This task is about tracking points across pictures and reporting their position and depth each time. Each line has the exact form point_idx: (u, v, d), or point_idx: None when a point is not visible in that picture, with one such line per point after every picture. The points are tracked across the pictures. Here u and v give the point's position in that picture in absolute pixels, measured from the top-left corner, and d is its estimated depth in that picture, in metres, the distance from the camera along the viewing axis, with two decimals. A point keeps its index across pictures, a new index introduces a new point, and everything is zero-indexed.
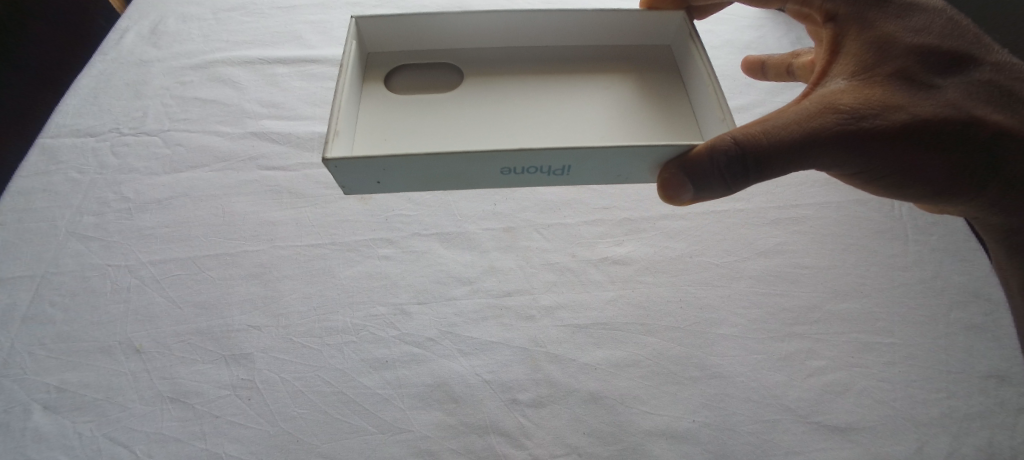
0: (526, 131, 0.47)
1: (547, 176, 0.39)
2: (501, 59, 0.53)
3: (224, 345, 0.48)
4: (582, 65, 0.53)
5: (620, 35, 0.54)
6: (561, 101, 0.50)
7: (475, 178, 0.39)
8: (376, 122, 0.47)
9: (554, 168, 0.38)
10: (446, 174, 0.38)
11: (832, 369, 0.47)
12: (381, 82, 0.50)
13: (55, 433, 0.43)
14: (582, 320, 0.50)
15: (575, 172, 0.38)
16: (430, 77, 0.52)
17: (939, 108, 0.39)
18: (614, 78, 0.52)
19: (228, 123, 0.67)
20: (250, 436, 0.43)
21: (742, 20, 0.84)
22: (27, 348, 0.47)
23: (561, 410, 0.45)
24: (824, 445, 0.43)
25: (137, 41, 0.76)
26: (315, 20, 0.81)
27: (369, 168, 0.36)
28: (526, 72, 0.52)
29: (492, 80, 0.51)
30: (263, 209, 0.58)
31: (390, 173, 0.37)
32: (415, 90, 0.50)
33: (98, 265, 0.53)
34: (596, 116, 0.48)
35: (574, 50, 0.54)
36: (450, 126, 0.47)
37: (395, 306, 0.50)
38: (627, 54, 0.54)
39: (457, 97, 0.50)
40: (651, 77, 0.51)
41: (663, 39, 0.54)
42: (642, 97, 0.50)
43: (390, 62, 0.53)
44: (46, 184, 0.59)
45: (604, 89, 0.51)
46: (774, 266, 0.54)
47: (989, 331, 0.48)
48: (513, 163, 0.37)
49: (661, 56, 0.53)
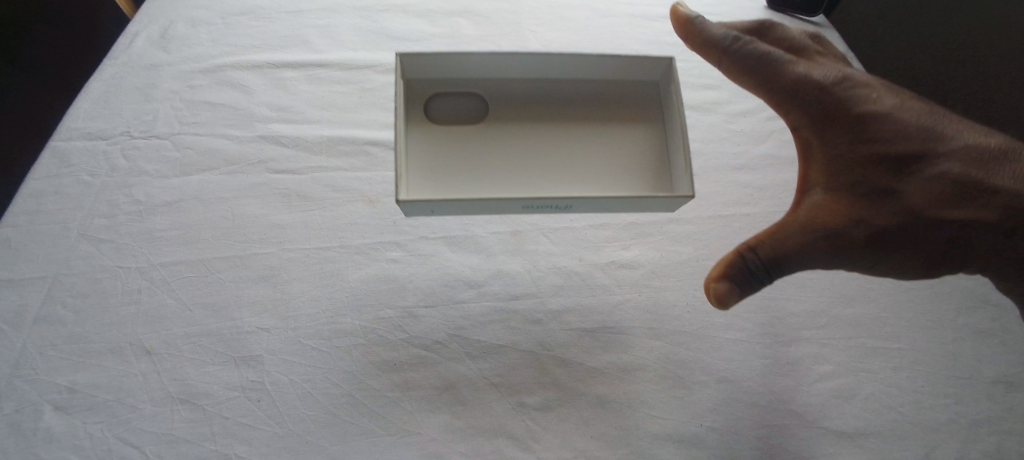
0: (557, 170, 0.49)
1: (555, 211, 0.44)
2: (526, 101, 0.53)
3: (233, 347, 0.48)
4: (584, 103, 0.53)
5: (613, 71, 0.53)
6: (580, 153, 0.50)
7: (505, 212, 0.43)
8: (417, 164, 0.47)
9: (563, 206, 0.43)
10: (487, 210, 0.43)
11: (839, 374, 0.47)
12: (417, 118, 0.50)
13: (67, 434, 0.44)
14: (589, 323, 0.50)
15: (577, 209, 0.44)
16: (463, 114, 0.51)
17: (987, 155, 0.39)
18: (620, 121, 0.52)
19: (236, 126, 0.67)
20: (260, 437, 0.43)
21: (749, 22, 0.85)
22: (39, 349, 0.48)
23: (569, 413, 0.45)
24: (832, 450, 0.43)
25: (147, 45, 0.77)
26: (321, 24, 0.81)
27: (433, 206, 0.41)
28: (550, 116, 0.52)
29: (518, 127, 0.51)
30: (271, 211, 0.58)
31: (444, 208, 0.42)
32: (449, 130, 0.49)
33: (109, 267, 0.53)
34: (613, 154, 0.50)
35: (577, 84, 0.54)
36: (484, 164, 0.48)
37: (403, 309, 0.51)
38: (626, 92, 0.53)
39: (488, 146, 0.49)
40: (638, 119, 0.52)
41: (650, 76, 0.53)
42: (632, 142, 0.51)
43: (424, 93, 0.51)
44: (57, 187, 0.59)
45: (614, 136, 0.51)
46: (781, 271, 0.54)
47: (997, 336, 0.49)
48: (540, 203, 0.41)
49: (648, 96, 0.53)
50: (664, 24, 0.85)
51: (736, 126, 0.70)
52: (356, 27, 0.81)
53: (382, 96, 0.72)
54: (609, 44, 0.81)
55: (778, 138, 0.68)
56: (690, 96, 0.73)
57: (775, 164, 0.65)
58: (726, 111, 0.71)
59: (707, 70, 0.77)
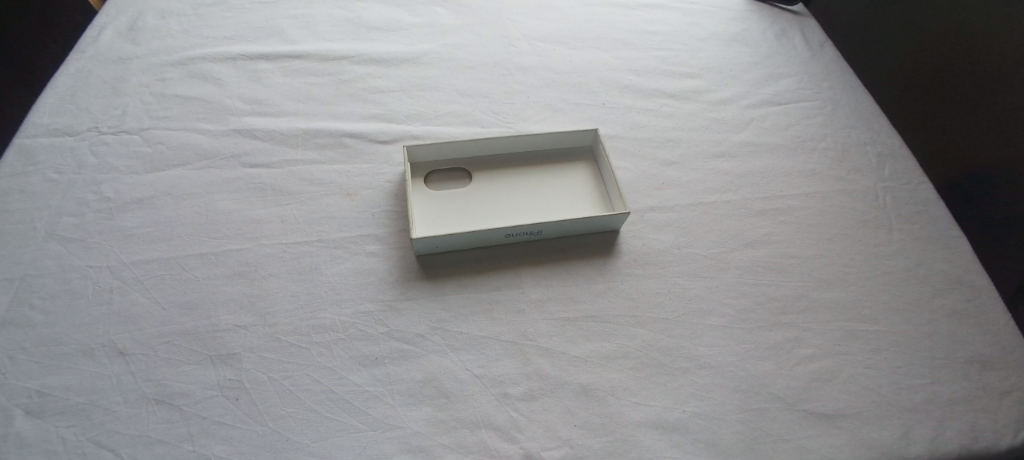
0: (537, 212, 0.56)
1: (530, 239, 0.54)
2: (501, 165, 0.61)
3: (209, 346, 0.47)
4: (540, 164, 0.61)
5: (556, 140, 0.61)
6: (551, 195, 0.57)
7: (499, 254, 0.54)
8: (422, 230, 0.53)
9: (532, 231, 0.53)
10: (480, 242, 0.53)
11: (818, 357, 0.48)
12: (419, 182, 0.58)
13: (37, 439, 0.42)
14: (572, 313, 0.50)
15: (547, 233, 0.54)
16: (456, 177, 0.59)
17: None
18: (576, 171, 0.60)
19: (210, 120, 0.65)
20: (238, 437, 0.42)
21: (727, 13, 0.87)
22: (5, 352, 0.46)
23: (553, 403, 0.44)
24: (812, 432, 0.44)
25: (115, 37, 0.74)
26: (297, 14, 0.80)
27: (445, 241, 0.51)
28: (522, 171, 0.60)
29: (498, 181, 0.59)
30: (247, 206, 0.57)
31: (447, 241, 0.51)
32: (447, 187, 0.58)
33: (79, 267, 0.51)
34: (579, 198, 0.57)
35: (534, 146, 0.62)
36: (475, 216, 0.55)
37: (383, 303, 0.50)
38: (579, 155, 0.62)
39: (474, 196, 0.57)
40: (591, 173, 0.60)
41: (585, 140, 0.62)
42: (591, 188, 0.58)
43: (424, 170, 0.59)
44: (22, 185, 0.57)
45: (574, 183, 0.59)
46: (761, 257, 0.54)
47: (971, 317, 0.51)
48: (516, 230, 0.52)
49: (585, 157, 0.62)
50: (644, 12, 0.85)
51: (715, 114, 0.70)
52: (334, 18, 0.80)
53: (360, 87, 0.71)
54: (590, 32, 0.81)
55: (757, 125, 0.69)
56: (669, 85, 0.74)
57: (755, 151, 0.65)
58: (705, 99, 0.72)
59: (687, 59, 0.78)
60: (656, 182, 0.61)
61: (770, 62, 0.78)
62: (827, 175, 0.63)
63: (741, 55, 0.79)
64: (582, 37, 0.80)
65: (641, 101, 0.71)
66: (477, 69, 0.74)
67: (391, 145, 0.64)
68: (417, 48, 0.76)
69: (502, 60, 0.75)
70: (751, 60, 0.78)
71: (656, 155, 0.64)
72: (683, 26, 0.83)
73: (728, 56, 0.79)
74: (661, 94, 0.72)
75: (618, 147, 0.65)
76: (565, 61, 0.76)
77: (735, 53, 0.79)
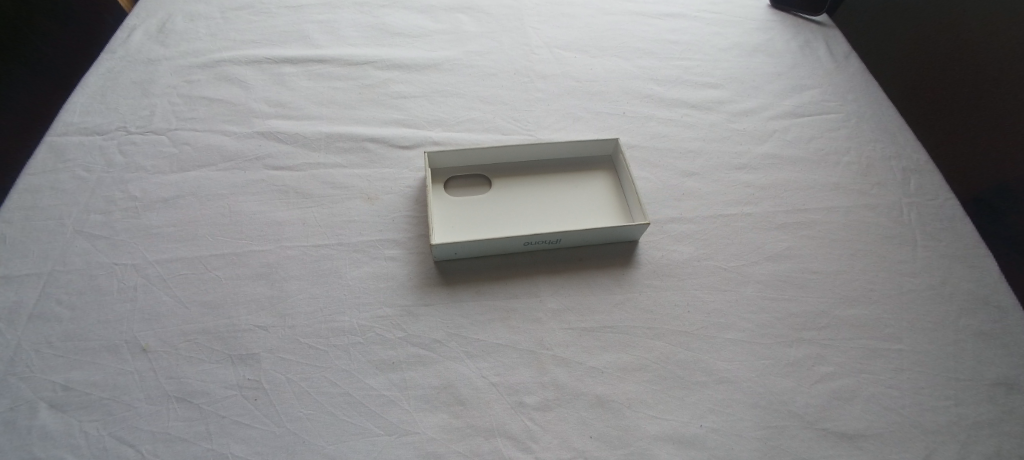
0: (556, 220, 0.56)
1: (548, 246, 0.54)
2: (522, 172, 0.61)
3: (229, 345, 0.47)
4: (559, 171, 0.61)
5: (575, 149, 0.61)
6: (569, 205, 0.57)
7: (517, 261, 0.54)
8: (442, 236, 0.53)
9: (550, 240, 0.53)
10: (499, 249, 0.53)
11: (840, 376, 0.47)
12: (440, 188, 0.58)
13: (61, 432, 0.42)
14: (588, 323, 0.49)
15: (566, 242, 0.54)
16: (476, 184, 0.59)
17: None
18: (594, 182, 0.60)
19: (236, 122, 0.67)
20: (257, 437, 0.43)
21: (751, 23, 0.86)
22: (34, 345, 0.47)
23: (568, 414, 0.44)
24: (831, 452, 0.43)
25: (145, 39, 0.76)
26: (322, 19, 0.81)
27: (463, 247, 0.51)
28: (541, 180, 0.60)
29: (518, 188, 0.59)
30: (270, 208, 0.58)
31: (465, 247, 0.51)
32: (467, 193, 0.58)
33: (105, 264, 0.52)
34: (597, 207, 0.57)
35: (553, 155, 0.62)
36: (495, 224, 0.55)
37: (402, 308, 0.50)
38: (598, 164, 0.61)
39: (495, 203, 0.57)
40: (609, 183, 0.59)
41: (604, 150, 0.62)
42: (610, 199, 0.58)
43: (445, 175, 0.60)
44: (53, 182, 0.59)
45: (591, 193, 0.58)
46: (783, 271, 0.54)
47: (999, 339, 0.50)
48: (534, 238, 0.52)
49: (604, 167, 0.61)
50: (665, 21, 0.85)
51: (736, 125, 0.69)
52: (357, 23, 0.81)
53: (382, 92, 0.71)
54: (611, 41, 0.81)
55: (779, 137, 0.68)
56: (690, 95, 0.73)
57: (777, 164, 0.65)
58: (727, 110, 0.71)
59: (709, 69, 0.77)
60: (676, 193, 0.61)
61: (793, 74, 0.77)
62: (850, 189, 0.62)
63: (764, 65, 0.79)
64: (603, 46, 0.80)
65: (662, 111, 0.71)
66: (498, 76, 0.74)
67: (412, 150, 0.65)
68: (437, 54, 0.77)
69: (522, 67, 0.76)
70: (773, 71, 0.78)
71: (675, 166, 0.64)
72: (705, 36, 0.83)
73: (751, 66, 0.78)
74: (682, 104, 0.72)
75: (639, 157, 0.65)
76: (586, 70, 0.76)
77: (757, 63, 0.79)
